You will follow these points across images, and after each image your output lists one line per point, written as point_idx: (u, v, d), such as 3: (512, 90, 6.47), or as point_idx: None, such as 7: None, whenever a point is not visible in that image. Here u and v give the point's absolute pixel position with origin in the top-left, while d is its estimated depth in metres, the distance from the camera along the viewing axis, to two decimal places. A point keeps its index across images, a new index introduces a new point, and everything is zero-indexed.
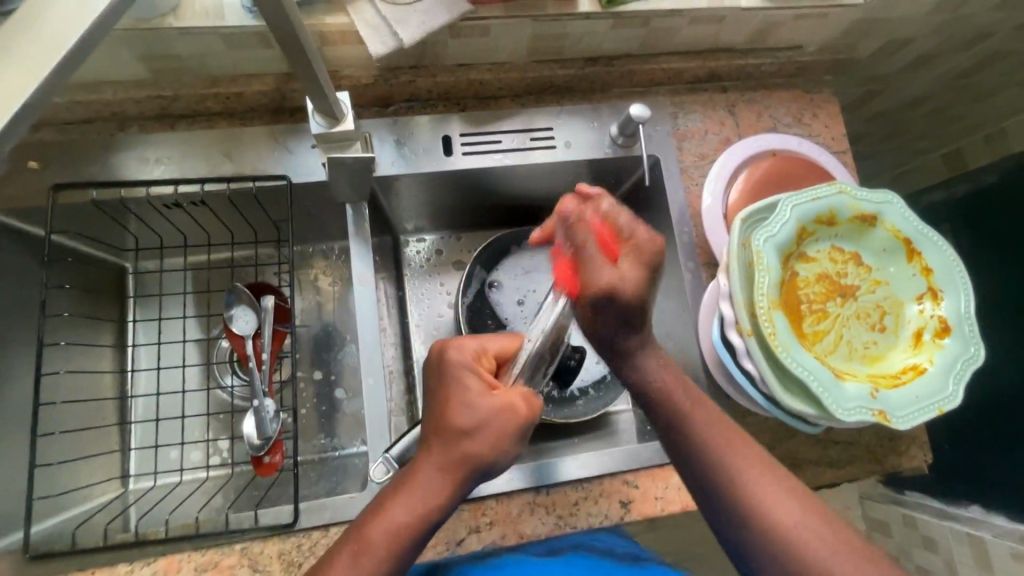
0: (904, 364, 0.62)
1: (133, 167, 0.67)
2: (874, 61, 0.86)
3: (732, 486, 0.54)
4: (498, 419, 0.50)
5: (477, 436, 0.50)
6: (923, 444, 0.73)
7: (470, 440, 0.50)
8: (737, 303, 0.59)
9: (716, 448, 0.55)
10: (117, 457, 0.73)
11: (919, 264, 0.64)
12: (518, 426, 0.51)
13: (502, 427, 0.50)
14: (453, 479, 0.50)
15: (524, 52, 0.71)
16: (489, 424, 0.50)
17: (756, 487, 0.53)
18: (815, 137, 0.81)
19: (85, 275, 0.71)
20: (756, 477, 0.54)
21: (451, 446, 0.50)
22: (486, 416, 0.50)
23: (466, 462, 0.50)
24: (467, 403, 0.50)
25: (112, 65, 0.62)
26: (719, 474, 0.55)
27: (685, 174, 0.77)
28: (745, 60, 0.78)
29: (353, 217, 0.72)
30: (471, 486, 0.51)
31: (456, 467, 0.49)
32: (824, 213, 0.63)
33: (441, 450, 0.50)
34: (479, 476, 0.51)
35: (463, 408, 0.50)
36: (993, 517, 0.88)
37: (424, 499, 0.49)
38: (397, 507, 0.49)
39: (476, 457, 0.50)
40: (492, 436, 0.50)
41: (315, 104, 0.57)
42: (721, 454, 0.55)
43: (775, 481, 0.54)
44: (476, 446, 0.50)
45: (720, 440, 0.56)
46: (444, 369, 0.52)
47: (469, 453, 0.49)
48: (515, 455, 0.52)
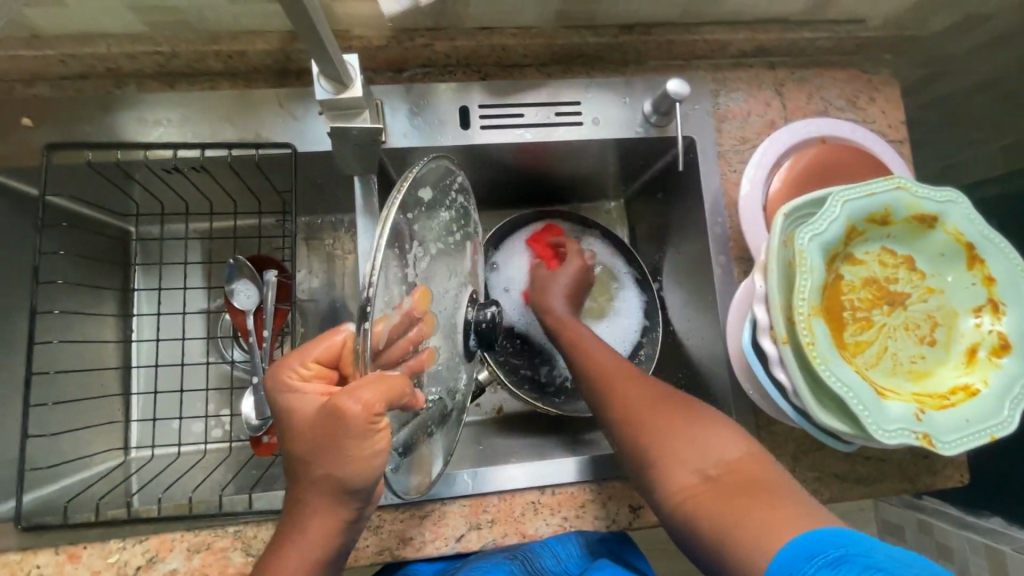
0: (953, 383, 0.56)
1: (131, 128, 0.63)
2: (944, 39, 0.77)
3: (602, 380, 0.61)
4: (321, 432, 0.43)
5: (321, 460, 0.43)
6: (961, 464, 0.68)
7: (313, 466, 0.44)
8: (773, 307, 0.53)
9: (597, 356, 0.64)
10: (117, 428, 0.72)
11: (981, 273, 0.57)
12: (361, 432, 0.42)
13: (342, 444, 0.42)
14: (329, 509, 0.45)
15: (552, 16, 0.64)
16: (326, 445, 0.43)
17: (625, 388, 0.58)
18: (870, 123, 0.73)
19: (82, 240, 0.68)
20: (628, 377, 0.60)
21: (305, 472, 0.44)
22: (312, 434, 0.44)
23: (328, 491, 0.44)
24: (299, 426, 0.45)
25: (104, 16, 0.57)
26: (597, 376, 0.62)
27: (722, 159, 0.71)
28: (799, 34, 0.70)
29: (361, 190, 0.66)
30: (359, 506, 0.46)
31: (323, 490, 0.44)
32: (879, 211, 0.56)
33: (301, 485, 0.45)
34: (352, 493, 0.45)
35: (299, 439, 0.45)
36: (1014, 530, 0.85)
37: (313, 538, 0.45)
38: (282, 559, 0.45)
39: (336, 480, 0.44)
40: (328, 457, 0.43)
41: (320, 68, 0.51)
42: (601, 361, 0.63)
43: (644, 382, 0.59)
44: (318, 462, 0.43)
45: (596, 351, 0.65)
46: (278, 408, 0.47)
47: (321, 476, 0.44)
48: (368, 452, 0.43)
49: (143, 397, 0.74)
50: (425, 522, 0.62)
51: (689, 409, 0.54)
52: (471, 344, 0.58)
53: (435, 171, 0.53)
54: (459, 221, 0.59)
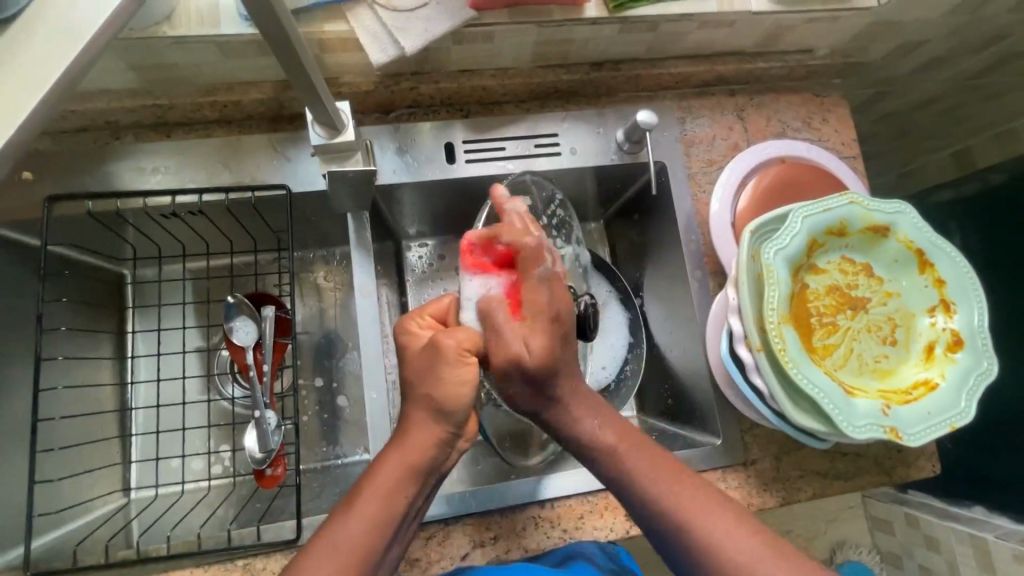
0: (915, 379, 0.60)
1: (130, 177, 0.66)
2: (886, 63, 0.84)
3: (727, 561, 0.49)
4: (427, 356, 0.50)
5: (431, 378, 0.50)
6: (931, 455, 0.73)
7: (421, 386, 0.51)
8: (746, 318, 0.58)
9: (709, 523, 0.51)
10: (117, 470, 0.72)
11: (932, 276, 0.63)
12: (455, 361, 0.49)
13: (441, 372, 0.49)
14: (431, 425, 0.51)
15: (528, 58, 0.69)
16: (432, 369, 0.50)
17: (715, 531, 0.50)
18: (825, 142, 0.80)
19: (81, 287, 0.70)
20: (747, 548, 0.50)
21: (415, 390, 0.51)
22: (420, 355, 0.51)
23: (430, 408, 0.50)
24: (408, 349, 0.52)
25: (103, 76, 0.60)
26: (715, 558, 0.50)
27: (692, 181, 0.76)
28: (754, 64, 0.76)
29: (355, 226, 0.70)
30: (454, 430, 0.51)
31: (433, 407, 0.50)
32: (836, 224, 0.61)
33: (411, 399, 0.52)
34: (451, 415, 0.50)
35: (409, 367, 0.52)
36: (996, 518, 0.90)
37: (414, 449, 0.50)
38: (389, 455, 0.51)
39: (437, 401, 0.50)
40: (436, 377, 0.50)
41: (313, 114, 0.55)
42: (714, 531, 0.50)
43: (764, 550, 0.50)
44: (422, 381, 0.51)
45: (700, 511, 0.51)
46: (398, 345, 0.53)
47: (430, 391, 0.50)
48: (463, 380, 0.50)
49: (144, 438, 0.75)
50: (431, 542, 0.64)
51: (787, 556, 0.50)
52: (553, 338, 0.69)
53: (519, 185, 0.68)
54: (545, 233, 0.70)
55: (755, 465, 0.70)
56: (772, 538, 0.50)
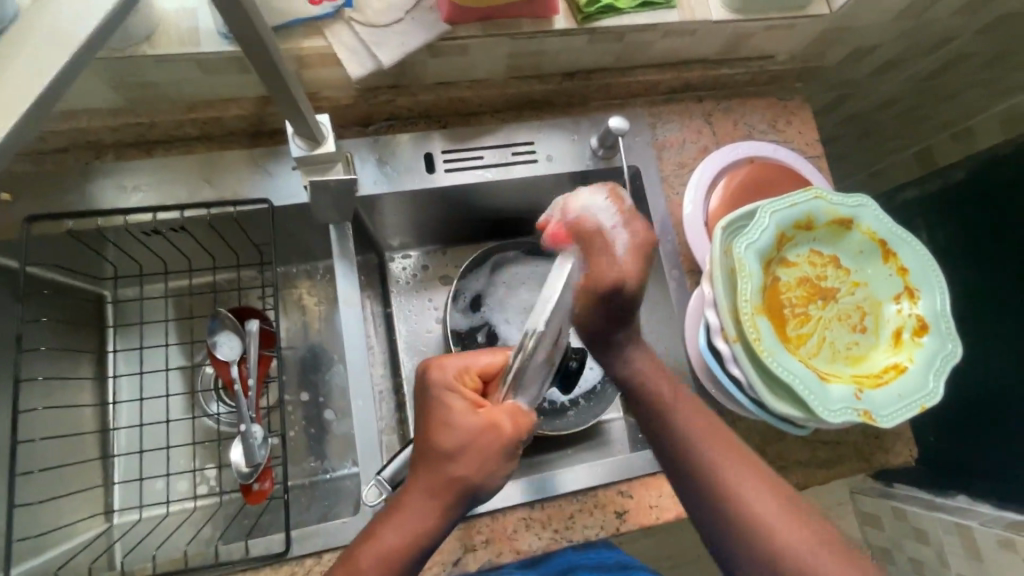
0: (886, 363, 0.63)
1: (110, 195, 0.66)
2: (844, 68, 0.88)
3: (767, 538, 0.52)
4: (477, 443, 0.48)
5: (464, 461, 0.48)
6: (908, 440, 0.75)
7: (451, 465, 0.48)
8: (721, 310, 0.60)
9: (753, 498, 0.53)
10: (99, 493, 0.71)
11: (895, 265, 0.65)
12: (508, 446, 0.49)
13: (484, 454, 0.48)
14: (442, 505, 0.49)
15: (502, 70, 0.71)
16: (473, 447, 0.48)
17: (755, 494, 0.54)
18: (789, 143, 0.83)
19: (62, 306, 0.70)
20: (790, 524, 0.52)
21: (438, 469, 0.49)
22: (464, 434, 0.49)
23: (449, 491, 0.49)
24: (449, 423, 0.49)
25: (83, 95, 0.61)
26: (747, 515, 0.53)
27: (666, 183, 0.78)
28: (718, 71, 0.79)
29: (337, 237, 0.71)
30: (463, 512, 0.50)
31: (452, 488, 0.49)
32: (802, 218, 0.64)
33: (421, 477, 0.49)
34: (473, 497, 0.50)
35: (445, 435, 0.49)
36: (979, 505, 0.90)
37: (420, 523, 0.49)
38: (395, 523, 0.49)
39: (467, 484, 0.49)
40: (474, 461, 0.48)
41: (294, 127, 0.56)
42: (759, 507, 0.53)
43: (792, 515, 0.53)
44: (460, 466, 0.48)
45: (751, 483, 0.54)
46: (427, 390, 0.52)
47: (459, 472, 0.48)
48: (503, 475, 0.50)
49: (126, 458, 0.74)
50: None
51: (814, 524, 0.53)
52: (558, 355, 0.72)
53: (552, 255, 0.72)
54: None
55: None
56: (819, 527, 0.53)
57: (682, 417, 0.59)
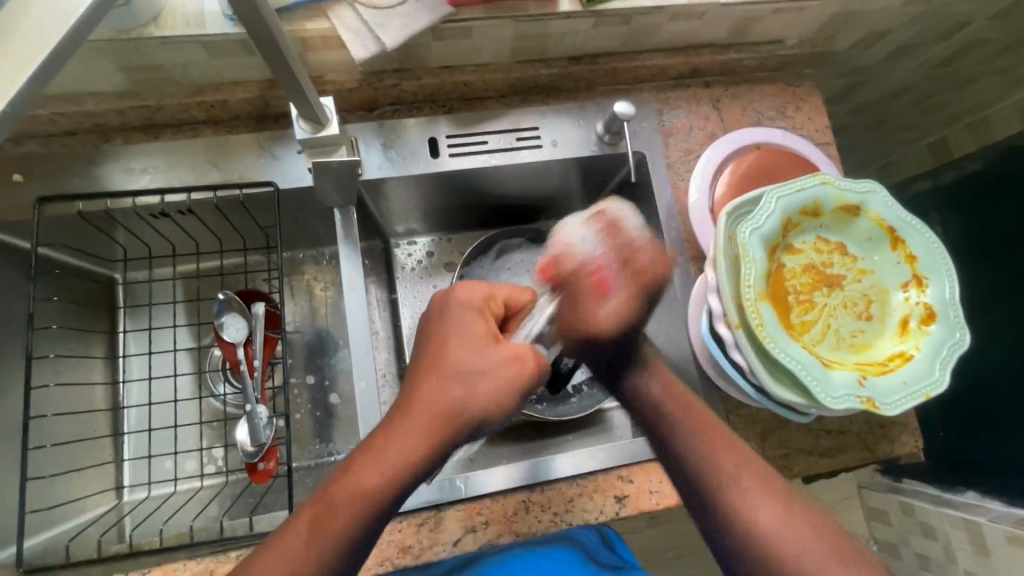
0: (891, 351, 0.62)
1: (120, 178, 0.67)
2: (856, 53, 0.87)
3: (772, 549, 0.50)
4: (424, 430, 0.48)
5: (475, 379, 0.50)
6: (914, 431, 0.74)
7: (459, 375, 0.50)
8: (724, 296, 0.59)
9: (758, 508, 0.52)
10: (110, 470, 0.73)
11: (904, 252, 0.65)
12: (517, 362, 0.51)
13: (495, 363, 0.51)
14: (446, 420, 0.49)
15: (507, 53, 0.71)
16: (490, 370, 0.51)
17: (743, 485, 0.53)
18: (799, 129, 0.82)
19: (73, 287, 0.71)
20: (800, 535, 0.50)
21: (443, 385, 0.50)
22: (420, 426, 0.49)
23: (452, 402, 0.49)
24: (417, 404, 0.49)
25: (92, 78, 0.62)
26: (732, 508, 0.52)
27: (671, 170, 0.78)
28: (727, 56, 0.78)
29: (342, 222, 0.72)
30: (464, 440, 0.51)
31: (455, 419, 0.49)
32: (809, 204, 0.63)
33: (421, 410, 0.49)
34: (474, 429, 0.51)
35: (461, 346, 0.51)
36: (988, 502, 0.90)
37: (411, 455, 0.48)
38: (303, 535, 0.46)
39: (468, 402, 0.49)
40: (487, 375, 0.50)
41: (298, 109, 0.56)
42: (765, 517, 0.51)
43: (783, 510, 0.52)
44: (391, 463, 0.48)
45: (761, 491, 0.53)
46: (446, 315, 0.54)
47: (467, 390, 0.50)
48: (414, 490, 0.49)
49: (136, 437, 0.76)
50: (422, 529, 0.64)
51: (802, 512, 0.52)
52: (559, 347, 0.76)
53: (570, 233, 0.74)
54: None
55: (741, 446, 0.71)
56: (831, 540, 0.50)
57: (686, 411, 0.59)
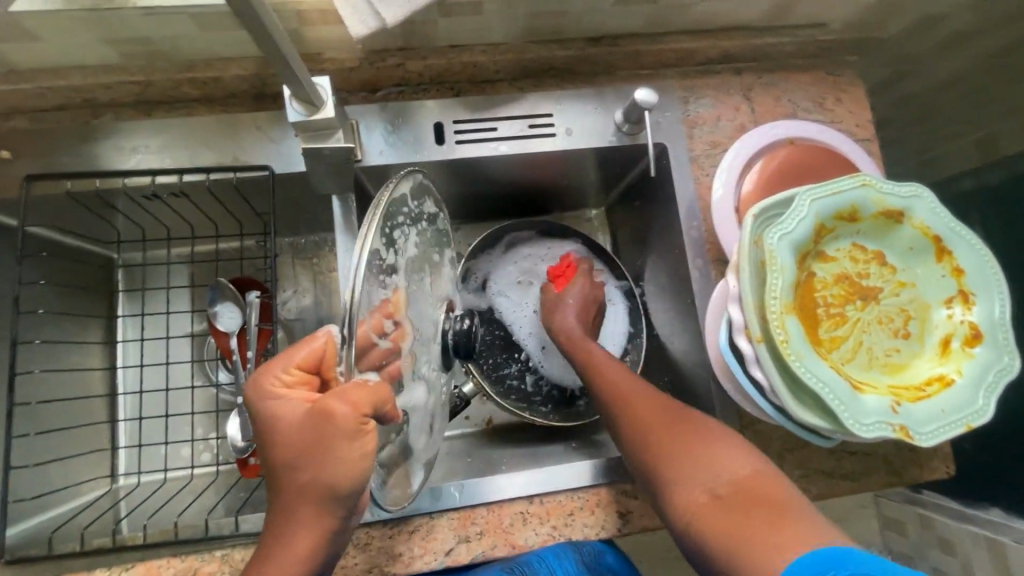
0: (929, 374, 0.57)
1: (110, 156, 0.64)
2: (906, 39, 0.79)
3: (638, 434, 0.56)
4: (297, 555, 0.44)
5: (307, 467, 0.43)
6: (945, 456, 0.69)
7: (299, 471, 0.44)
8: (746, 307, 0.54)
9: (636, 404, 0.59)
10: (103, 456, 0.71)
11: (950, 264, 0.58)
12: (350, 434, 0.42)
13: (324, 447, 0.42)
14: (317, 502, 0.44)
15: (520, 33, 0.65)
16: (312, 450, 0.43)
17: (638, 406, 0.58)
18: (837, 123, 0.75)
19: (65, 269, 0.69)
20: (675, 422, 0.56)
21: (299, 494, 0.44)
22: (290, 550, 0.44)
23: (312, 495, 0.44)
24: (284, 527, 0.44)
25: (79, 50, 0.58)
26: (630, 421, 0.58)
27: (695, 164, 0.72)
28: (762, 40, 0.71)
29: (341, 210, 0.68)
30: (346, 510, 0.45)
31: (320, 501, 0.44)
32: (846, 208, 0.57)
33: (291, 528, 0.44)
34: (338, 499, 0.44)
35: (283, 445, 0.44)
36: (1014, 521, 0.83)
37: (304, 546, 0.44)
38: None
39: (321, 485, 0.43)
40: (311, 459, 0.43)
41: (291, 90, 0.52)
42: (642, 411, 0.58)
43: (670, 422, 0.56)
44: None
45: (633, 393, 0.60)
46: (259, 415, 0.45)
47: (310, 480, 0.43)
48: None
49: (130, 423, 0.74)
50: (414, 536, 0.62)
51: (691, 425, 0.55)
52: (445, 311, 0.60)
53: (412, 186, 0.54)
54: (440, 239, 0.61)
55: None
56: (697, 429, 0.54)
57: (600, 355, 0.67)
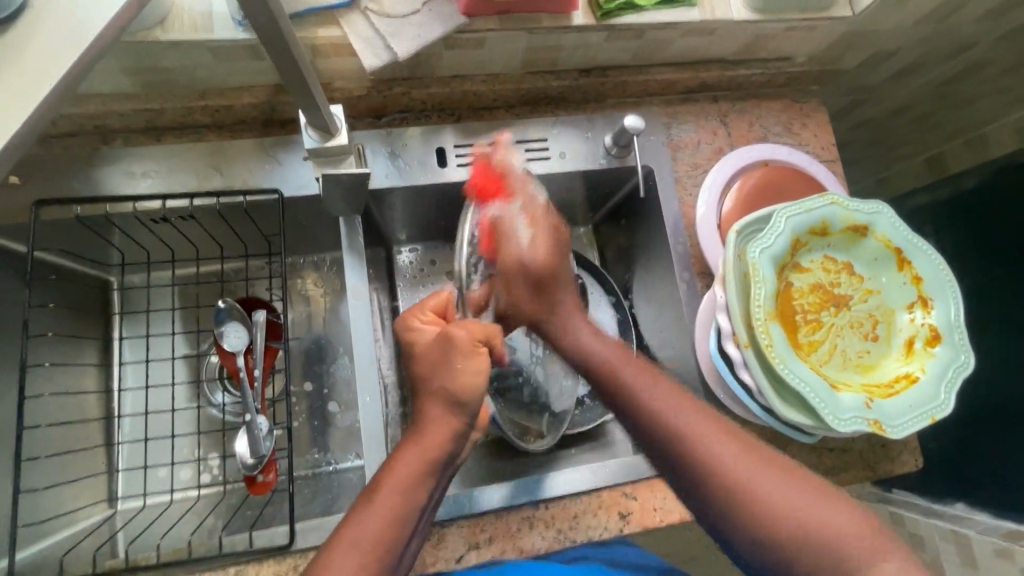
0: (897, 373, 0.62)
1: (119, 182, 0.66)
2: (862, 71, 0.87)
3: (726, 480, 0.50)
4: (428, 451, 0.51)
5: (439, 376, 0.52)
6: (914, 449, 0.75)
7: (434, 381, 0.52)
8: (734, 315, 0.59)
9: (716, 449, 0.52)
10: (104, 480, 0.71)
11: (910, 274, 0.65)
12: (467, 353, 0.51)
13: (451, 364, 0.51)
14: (444, 407, 0.51)
15: (518, 64, 0.70)
16: (441, 363, 0.52)
17: (713, 441, 0.52)
18: (805, 146, 0.82)
19: (68, 293, 0.69)
20: (745, 468, 0.51)
21: (434, 397, 0.52)
22: (425, 445, 0.51)
23: (442, 401, 0.52)
24: (421, 432, 0.51)
25: (96, 79, 0.60)
26: (704, 465, 0.51)
27: (679, 184, 0.78)
28: (736, 71, 0.78)
29: (346, 230, 0.71)
30: (467, 421, 0.52)
31: (446, 400, 0.51)
32: (818, 224, 0.63)
33: (427, 428, 0.51)
34: (464, 406, 0.51)
35: (420, 359, 0.54)
36: (976, 514, 0.87)
37: (428, 442, 0.51)
38: (352, 536, 0.47)
39: (448, 393, 0.51)
40: (444, 367, 0.52)
41: (308, 118, 0.56)
42: (724, 458, 0.51)
43: (747, 457, 0.51)
44: (413, 469, 0.50)
45: (701, 428, 0.53)
46: (403, 343, 0.56)
47: (438, 385, 0.51)
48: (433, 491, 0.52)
49: (130, 446, 0.74)
50: (425, 545, 0.64)
51: (771, 460, 0.52)
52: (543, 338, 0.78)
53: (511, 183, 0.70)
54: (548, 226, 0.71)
55: None
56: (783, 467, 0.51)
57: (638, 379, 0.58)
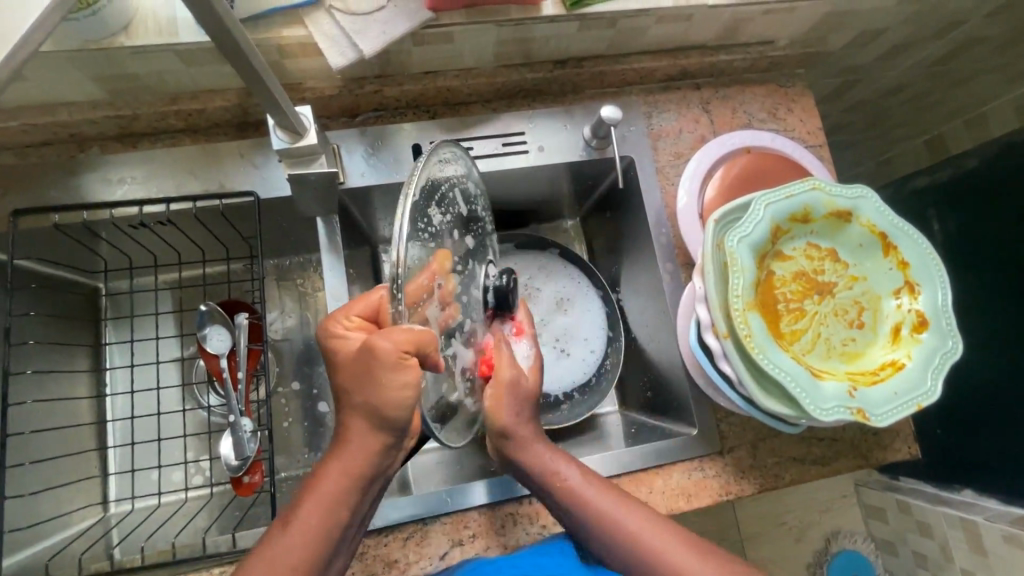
0: (883, 360, 0.61)
1: (96, 189, 0.66)
2: (850, 52, 0.84)
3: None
4: (355, 468, 0.49)
5: (350, 448, 0.49)
6: (907, 437, 0.74)
7: (354, 395, 0.47)
8: (712, 305, 0.58)
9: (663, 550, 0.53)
10: (96, 484, 0.72)
11: (896, 259, 0.63)
12: (393, 366, 0.44)
13: (377, 375, 0.45)
14: (366, 453, 0.49)
15: (491, 58, 0.69)
16: (365, 380, 0.46)
17: (658, 541, 0.54)
18: (791, 131, 0.80)
19: (53, 300, 0.70)
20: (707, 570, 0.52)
21: (356, 410, 0.48)
22: (352, 458, 0.49)
23: (366, 418, 0.48)
24: (346, 449, 0.49)
25: (66, 88, 0.61)
26: (653, 563, 0.53)
27: (661, 174, 0.76)
28: (716, 57, 0.77)
29: (325, 231, 0.71)
30: (393, 437, 0.48)
31: (346, 477, 0.49)
32: (799, 210, 0.62)
33: (355, 440, 0.49)
34: (391, 429, 0.48)
35: (341, 372, 0.49)
36: (985, 499, 0.91)
37: (350, 467, 0.49)
38: (294, 524, 0.48)
39: (374, 410, 0.47)
40: (366, 384, 0.46)
41: (275, 120, 0.55)
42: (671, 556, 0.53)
43: (689, 551, 0.53)
44: (338, 480, 0.49)
45: (645, 530, 0.54)
46: (329, 352, 0.51)
47: (360, 446, 0.49)
48: (356, 508, 0.51)
49: (120, 449, 0.75)
50: (409, 543, 0.64)
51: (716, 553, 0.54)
52: (458, 237, 0.54)
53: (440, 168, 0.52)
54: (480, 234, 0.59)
55: (732, 453, 0.70)
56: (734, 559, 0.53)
57: (584, 486, 0.57)
